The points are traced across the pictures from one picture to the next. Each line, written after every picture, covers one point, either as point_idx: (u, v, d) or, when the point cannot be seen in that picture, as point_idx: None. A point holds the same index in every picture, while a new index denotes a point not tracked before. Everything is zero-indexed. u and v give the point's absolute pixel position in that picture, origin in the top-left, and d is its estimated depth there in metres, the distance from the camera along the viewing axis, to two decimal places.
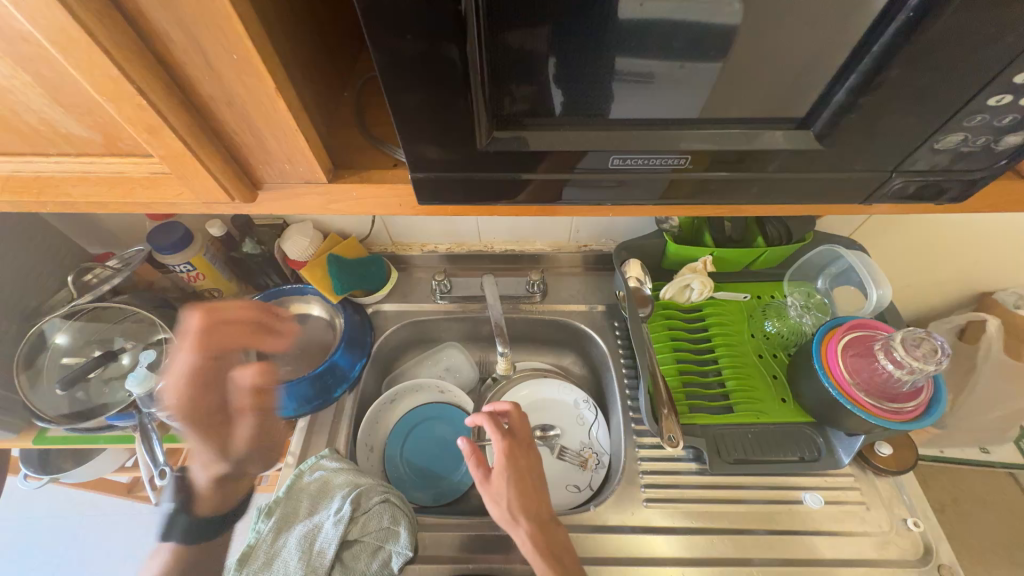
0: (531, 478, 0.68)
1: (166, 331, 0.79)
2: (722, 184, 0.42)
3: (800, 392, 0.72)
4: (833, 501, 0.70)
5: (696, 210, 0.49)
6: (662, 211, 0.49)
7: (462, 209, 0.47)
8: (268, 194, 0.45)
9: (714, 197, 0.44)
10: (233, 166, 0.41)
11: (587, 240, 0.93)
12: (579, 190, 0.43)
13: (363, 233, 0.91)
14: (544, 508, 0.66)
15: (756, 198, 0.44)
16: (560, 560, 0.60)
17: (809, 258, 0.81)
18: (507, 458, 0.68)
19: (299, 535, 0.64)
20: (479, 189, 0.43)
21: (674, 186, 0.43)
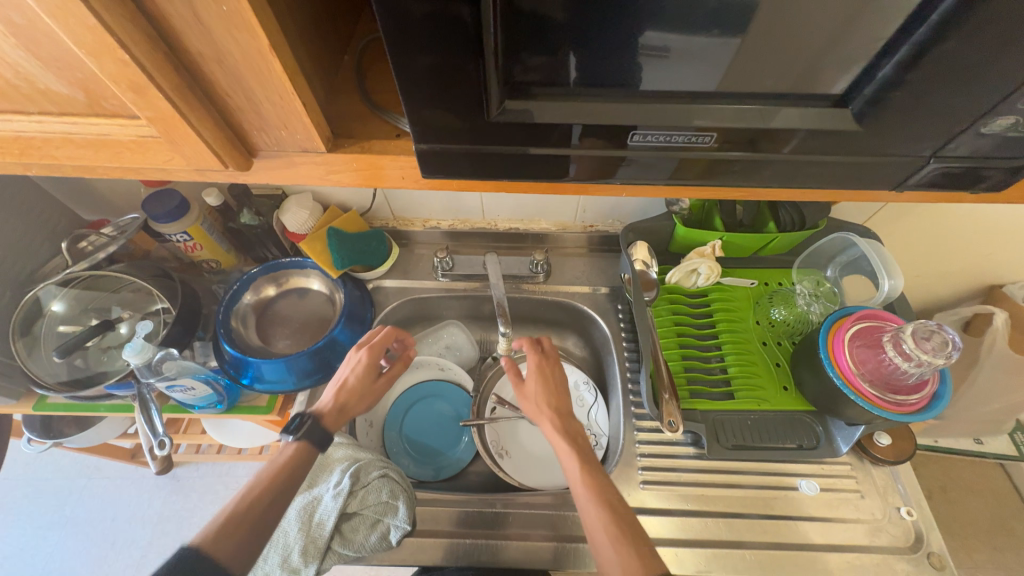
0: (559, 388, 0.75)
1: (162, 302, 0.77)
2: (742, 167, 0.40)
3: (804, 380, 0.71)
4: (828, 488, 0.71)
5: (709, 194, 0.47)
6: (675, 194, 0.47)
7: (468, 185, 0.46)
8: (264, 163, 0.43)
9: (732, 181, 0.42)
10: (225, 131, 0.39)
11: (594, 220, 0.91)
12: (591, 168, 0.41)
13: (364, 206, 0.89)
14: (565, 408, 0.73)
15: (775, 183, 0.42)
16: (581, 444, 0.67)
17: (820, 246, 0.80)
18: (541, 368, 0.75)
19: (298, 507, 0.65)
20: (486, 165, 0.41)
21: (692, 168, 0.41)
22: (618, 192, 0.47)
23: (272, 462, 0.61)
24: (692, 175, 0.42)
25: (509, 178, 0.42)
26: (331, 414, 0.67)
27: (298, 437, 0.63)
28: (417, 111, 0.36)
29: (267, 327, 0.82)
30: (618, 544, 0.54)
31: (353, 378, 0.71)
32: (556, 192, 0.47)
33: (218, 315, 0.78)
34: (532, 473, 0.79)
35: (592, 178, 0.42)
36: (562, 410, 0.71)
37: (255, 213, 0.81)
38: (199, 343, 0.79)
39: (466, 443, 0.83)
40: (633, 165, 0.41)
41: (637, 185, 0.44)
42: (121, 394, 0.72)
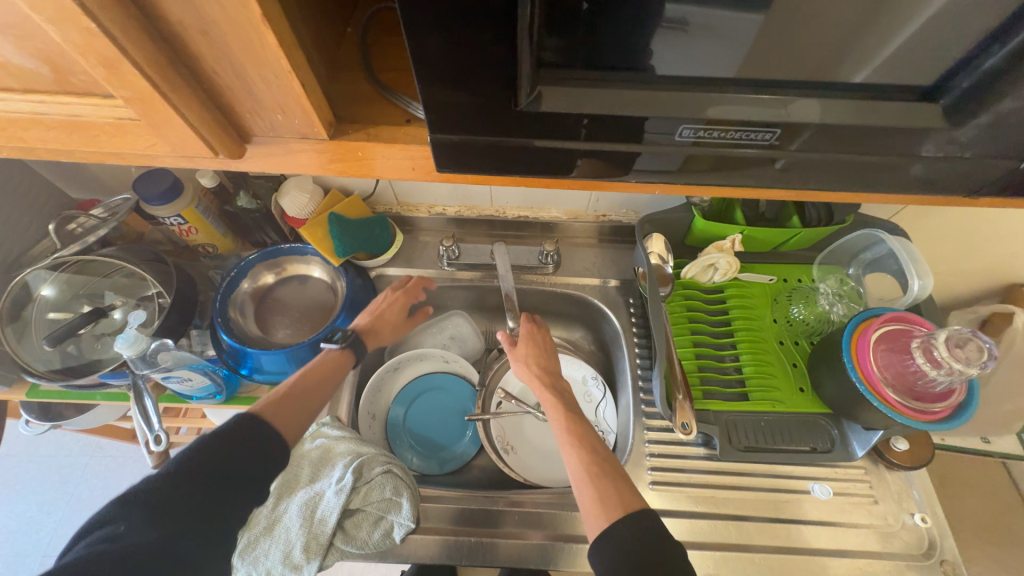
0: (550, 353, 0.76)
1: (156, 288, 0.74)
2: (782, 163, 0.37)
3: (822, 383, 0.69)
4: (841, 492, 0.69)
5: (743, 193, 0.43)
6: (707, 192, 0.43)
7: (482, 178, 0.42)
8: (259, 150, 0.39)
9: (769, 178, 0.39)
10: (215, 114, 0.35)
11: (606, 209, 0.87)
12: (616, 162, 0.38)
13: (366, 190, 0.85)
14: (555, 366, 0.75)
15: (816, 182, 0.38)
16: (563, 397, 0.69)
17: (844, 242, 0.76)
18: (532, 334, 0.77)
19: (300, 503, 0.63)
20: (505, 156, 0.37)
21: (705, 162, 0.38)
22: (645, 188, 0.43)
23: (318, 363, 0.70)
24: (717, 170, 0.38)
25: (527, 172, 0.38)
26: (369, 332, 0.76)
27: (342, 345, 0.72)
28: (427, 92, 0.32)
29: (265, 315, 0.79)
30: (594, 479, 0.56)
31: (387, 308, 0.79)
32: (577, 187, 0.43)
33: (216, 303, 0.75)
34: (537, 469, 0.78)
35: (616, 173, 0.39)
36: (548, 374, 0.73)
37: (252, 195, 0.77)
38: (195, 331, 0.76)
39: (471, 437, 0.82)
40: (662, 158, 0.37)
41: (666, 183, 0.41)
42: (116, 382, 0.70)
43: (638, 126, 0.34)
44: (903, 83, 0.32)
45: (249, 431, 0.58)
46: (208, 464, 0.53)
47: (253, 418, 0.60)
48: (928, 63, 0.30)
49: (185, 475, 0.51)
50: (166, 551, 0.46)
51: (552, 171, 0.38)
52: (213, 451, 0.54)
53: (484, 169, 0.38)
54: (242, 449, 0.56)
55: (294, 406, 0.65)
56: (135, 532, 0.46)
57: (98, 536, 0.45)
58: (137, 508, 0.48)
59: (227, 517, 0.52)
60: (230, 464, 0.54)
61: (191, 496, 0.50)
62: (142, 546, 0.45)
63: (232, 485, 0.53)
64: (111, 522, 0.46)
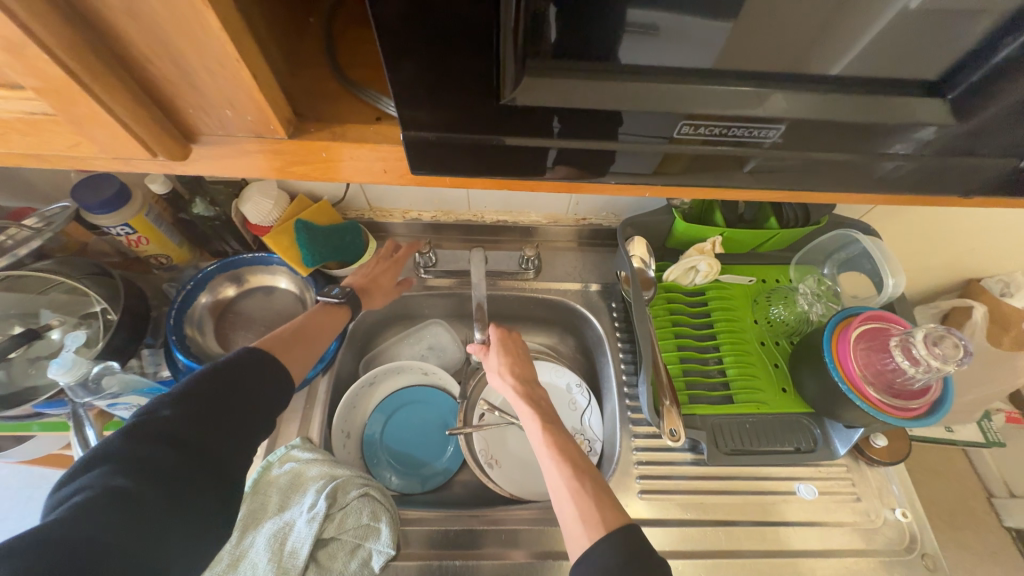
0: (524, 359, 0.73)
1: (101, 305, 0.67)
2: (770, 163, 0.36)
3: (802, 383, 0.69)
4: (825, 491, 0.69)
5: (726, 193, 0.42)
6: (690, 194, 0.42)
7: (458, 181, 0.39)
8: (206, 150, 0.35)
9: (759, 178, 0.37)
10: (148, 107, 0.31)
11: (586, 213, 0.86)
12: (602, 164, 0.35)
13: (336, 196, 0.80)
14: (530, 372, 0.72)
15: (804, 183, 0.38)
16: (540, 406, 0.67)
17: (819, 243, 0.77)
18: (506, 340, 0.74)
19: (267, 535, 0.58)
20: (485, 158, 0.34)
21: (683, 161, 0.36)
22: (629, 189, 0.41)
23: (315, 313, 0.70)
24: (697, 172, 0.37)
25: (509, 173, 0.36)
26: (366, 292, 0.76)
27: (341, 300, 0.71)
28: (397, 82, 0.29)
29: (226, 331, 0.74)
30: (577, 496, 0.54)
31: (381, 273, 0.78)
32: (557, 189, 0.41)
33: (169, 319, 0.69)
34: (522, 482, 0.75)
35: (587, 175, 0.36)
36: (528, 384, 0.69)
37: (209, 202, 0.72)
38: (147, 350, 0.70)
39: (453, 452, 0.78)
40: (654, 158, 0.35)
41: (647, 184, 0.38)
42: (54, 411, 0.63)
43: (619, 121, 0.32)
44: (894, 78, 0.31)
45: (253, 369, 0.58)
46: (212, 408, 0.52)
47: (255, 355, 0.59)
48: (923, 60, 0.30)
49: (191, 418, 0.51)
50: (175, 488, 0.47)
51: (530, 173, 0.36)
52: (215, 390, 0.54)
53: (461, 171, 0.35)
54: (245, 390, 0.56)
55: (293, 347, 0.64)
56: (142, 469, 0.46)
57: (102, 471, 0.45)
58: (140, 447, 0.47)
59: (232, 458, 0.52)
60: (233, 405, 0.54)
61: (197, 438, 0.50)
62: (154, 482, 0.46)
63: (235, 426, 0.53)
64: (115, 458, 0.46)
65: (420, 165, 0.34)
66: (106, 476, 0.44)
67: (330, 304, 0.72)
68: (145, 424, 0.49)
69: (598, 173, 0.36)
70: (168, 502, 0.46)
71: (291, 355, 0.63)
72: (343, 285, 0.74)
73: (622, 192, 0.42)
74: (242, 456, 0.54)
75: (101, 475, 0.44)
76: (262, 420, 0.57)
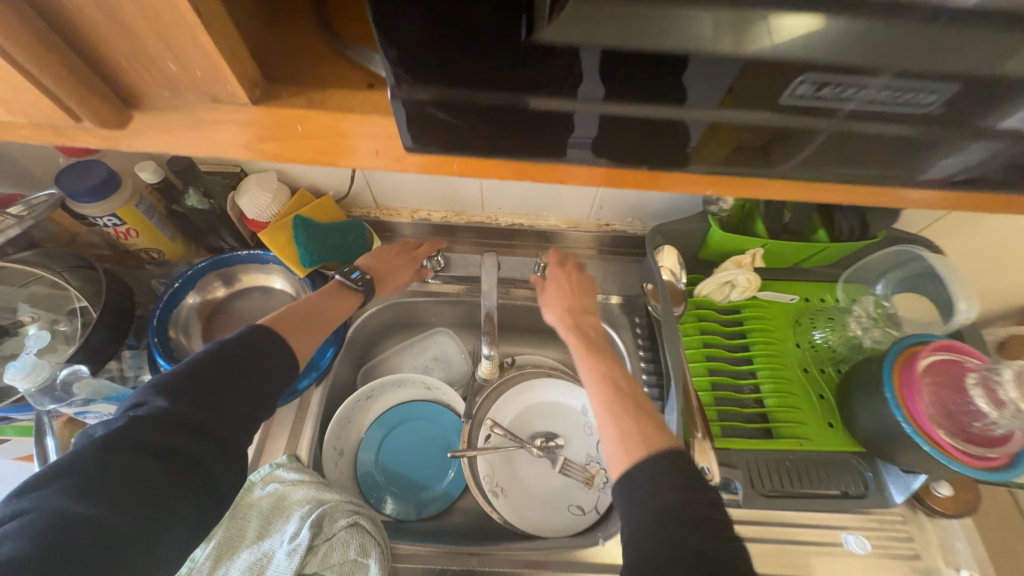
0: (581, 288, 0.71)
1: (82, 302, 0.63)
2: (838, 151, 0.29)
3: (856, 418, 0.60)
4: (879, 546, 0.60)
5: (818, 187, 0.32)
6: (766, 187, 0.32)
7: (470, 165, 0.31)
8: (159, 119, 0.29)
9: (828, 169, 0.30)
10: (65, 54, 0.25)
11: (610, 218, 0.78)
12: (636, 146, 0.29)
13: (340, 191, 0.74)
14: (582, 301, 0.70)
15: (881, 181, 0.30)
16: (586, 333, 0.65)
17: (873, 260, 0.69)
18: (557, 277, 0.71)
19: (244, 566, 0.52)
20: (496, 130, 0.28)
21: (733, 146, 0.29)
22: (692, 183, 0.32)
23: (327, 294, 0.64)
24: (755, 160, 0.30)
25: (523, 153, 0.29)
26: (383, 280, 0.70)
27: (358, 287, 0.66)
28: (388, 18, 0.23)
29: (215, 333, 0.69)
30: (617, 417, 0.53)
31: (398, 265, 0.73)
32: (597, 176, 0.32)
33: (152, 319, 0.63)
34: (529, 514, 0.67)
35: (654, 165, 0.30)
36: (580, 315, 0.68)
37: (204, 193, 0.66)
38: (129, 352, 0.65)
39: (455, 475, 0.71)
40: (699, 135, 0.28)
41: (703, 172, 0.31)
42: (22, 416, 0.58)
43: (676, 75, 0.26)
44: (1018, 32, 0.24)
45: (253, 360, 0.50)
46: (202, 412, 0.45)
47: (258, 340, 0.51)
48: None
49: (176, 422, 0.43)
50: (154, 512, 0.39)
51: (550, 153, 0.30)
52: (208, 387, 0.46)
53: (468, 150, 0.29)
54: (242, 388, 0.48)
55: (303, 332, 0.57)
56: (113, 488, 0.39)
57: (65, 490, 0.37)
58: (113, 461, 0.40)
59: (223, 468, 0.45)
60: (227, 407, 0.46)
61: (183, 448, 0.42)
62: (128, 505, 0.39)
63: (229, 432, 0.46)
64: (81, 475, 0.38)
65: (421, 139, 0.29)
66: (70, 498, 0.37)
67: (346, 288, 0.66)
68: (121, 431, 0.41)
69: (685, 161, 0.30)
70: (145, 530, 0.39)
71: (300, 338, 0.57)
72: (361, 267, 0.69)
73: (677, 186, 0.32)
74: (234, 467, 0.46)
75: (63, 497, 0.37)
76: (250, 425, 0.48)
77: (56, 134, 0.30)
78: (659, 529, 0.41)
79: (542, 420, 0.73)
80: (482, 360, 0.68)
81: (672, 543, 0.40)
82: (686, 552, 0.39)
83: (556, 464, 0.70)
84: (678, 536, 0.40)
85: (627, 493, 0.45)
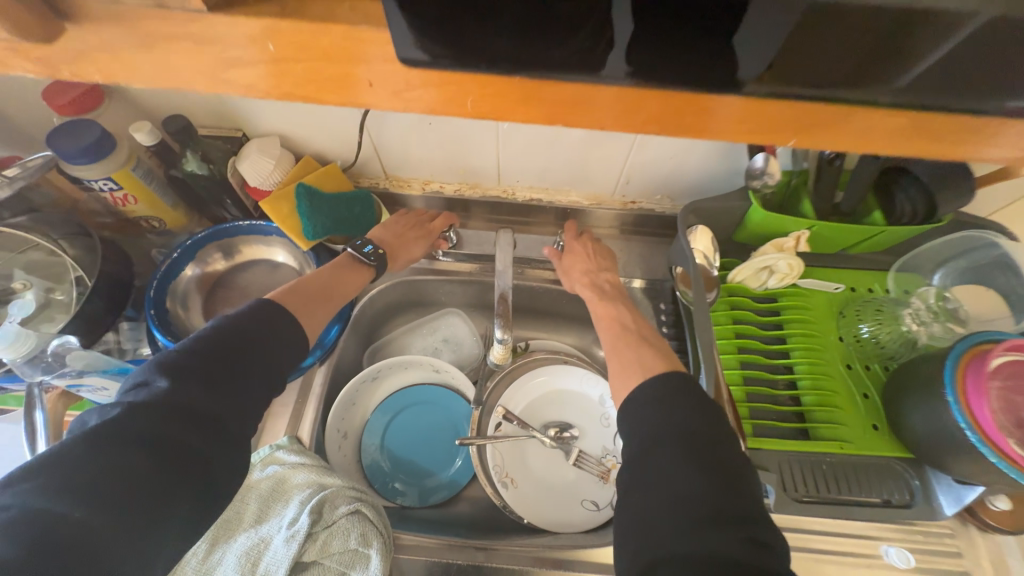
0: (601, 256, 0.69)
1: (78, 272, 0.60)
2: (932, 71, 0.24)
3: (911, 423, 0.52)
4: (923, 560, 0.55)
5: (898, 130, 0.27)
6: (844, 119, 0.26)
7: (486, 98, 0.27)
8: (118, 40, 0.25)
9: (913, 93, 0.25)
10: None
11: (636, 194, 0.72)
12: (683, 55, 0.25)
13: (347, 159, 0.69)
14: (602, 269, 0.68)
15: (978, 101, 0.25)
16: (601, 289, 0.66)
17: (935, 246, 0.62)
18: (573, 246, 0.70)
19: (239, 551, 0.49)
20: (531, 16, 0.24)
21: (804, 63, 0.25)
22: (745, 116, 0.27)
23: (340, 268, 0.61)
24: (834, 81, 0.25)
25: (556, 64, 0.25)
26: (396, 254, 0.67)
27: (370, 261, 0.63)
28: None
29: (215, 307, 0.66)
30: (621, 349, 0.56)
31: (413, 238, 0.69)
32: (641, 105, 0.27)
33: (149, 291, 0.60)
34: (540, 507, 0.63)
35: (704, 90, 0.26)
36: (598, 276, 0.67)
37: (202, 157, 0.61)
38: (128, 324, 0.63)
39: (462, 464, 0.68)
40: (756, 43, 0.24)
41: (764, 96, 0.26)
42: (17, 386, 0.56)
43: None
44: None
45: (261, 342, 0.45)
46: (205, 399, 0.40)
47: (265, 321, 0.47)
48: None
49: (175, 411, 0.38)
50: (149, 512, 0.35)
51: (586, 68, 0.25)
52: (210, 373, 0.41)
53: (491, 67, 0.25)
54: (248, 373, 0.43)
55: (315, 304, 0.55)
56: (103, 486, 0.34)
57: (48, 488, 0.33)
58: (104, 454, 0.35)
59: (227, 461, 0.40)
60: (232, 394, 0.42)
61: (183, 440, 0.38)
62: (120, 505, 0.34)
63: (234, 421, 0.41)
64: (66, 470, 0.34)
65: (432, 48, 0.24)
66: (54, 497, 0.33)
67: (357, 262, 0.63)
68: (114, 420, 0.37)
69: (737, 83, 0.25)
70: (139, 533, 0.34)
71: (311, 316, 0.53)
72: (375, 241, 0.65)
73: (742, 125, 0.27)
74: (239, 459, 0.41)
75: (46, 495, 0.33)
76: (260, 413, 0.44)
77: (8, 61, 0.26)
78: (649, 455, 0.42)
79: (556, 409, 0.69)
80: (494, 344, 0.64)
81: (661, 471, 0.40)
82: (674, 487, 0.39)
83: (569, 456, 0.66)
84: (667, 467, 0.40)
85: (628, 418, 0.46)
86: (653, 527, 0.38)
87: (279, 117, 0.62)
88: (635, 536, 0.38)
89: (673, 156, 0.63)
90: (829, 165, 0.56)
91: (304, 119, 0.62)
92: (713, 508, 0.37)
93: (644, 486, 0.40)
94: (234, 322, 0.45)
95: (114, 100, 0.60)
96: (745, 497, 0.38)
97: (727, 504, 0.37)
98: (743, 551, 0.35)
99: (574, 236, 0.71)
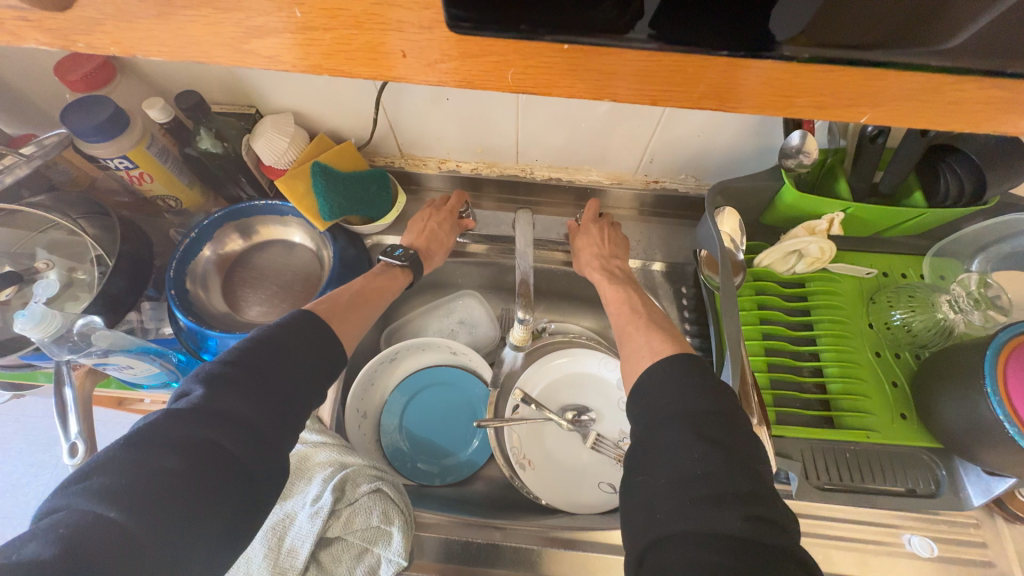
0: (616, 240, 0.67)
1: (97, 251, 0.60)
2: (998, 38, 0.24)
3: (942, 412, 0.50)
4: (944, 550, 0.54)
5: (965, 101, 0.24)
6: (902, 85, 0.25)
7: (528, 71, 0.25)
8: (153, 9, 0.25)
9: (964, 56, 0.24)
10: None
11: (660, 173, 0.69)
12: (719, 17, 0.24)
13: (362, 137, 0.68)
14: (620, 253, 0.67)
15: None
16: (614, 274, 0.64)
17: (975, 230, 0.60)
18: (592, 226, 0.68)
19: (267, 528, 0.50)
20: None
21: (847, 25, 0.24)
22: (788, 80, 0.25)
23: (375, 276, 0.61)
24: (883, 40, 0.24)
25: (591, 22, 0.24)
26: (428, 255, 0.66)
27: (403, 263, 0.62)
28: None
29: (235, 288, 0.66)
30: (640, 330, 0.55)
31: (437, 228, 0.68)
32: (694, 75, 0.25)
33: (169, 272, 0.61)
34: (556, 488, 0.64)
35: (746, 54, 0.25)
36: (608, 262, 0.65)
37: (217, 136, 0.59)
38: (149, 303, 0.64)
39: (479, 444, 0.69)
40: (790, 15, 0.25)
41: (809, 61, 0.25)
42: (45, 364, 0.58)
43: None
44: None
45: (300, 352, 0.45)
46: (244, 406, 0.40)
47: (300, 327, 0.47)
48: None
49: (214, 416, 0.38)
50: (184, 517, 0.34)
51: (615, 33, 0.24)
52: (248, 377, 0.41)
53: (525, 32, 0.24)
54: (279, 377, 0.43)
55: (346, 309, 0.54)
56: (142, 488, 0.34)
57: (93, 489, 0.33)
58: (146, 459, 0.35)
59: (264, 466, 0.40)
60: (269, 403, 0.41)
61: (219, 445, 0.38)
62: (157, 507, 0.34)
63: (266, 424, 0.41)
64: (109, 474, 0.34)
65: (460, 10, 0.24)
66: (97, 498, 0.33)
67: (391, 267, 0.63)
68: (155, 425, 0.37)
69: (774, 45, 0.24)
70: (175, 539, 0.34)
71: (327, 305, 0.53)
72: (405, 246, 0.65)
73: (807, 94, 0.25)
74: (276, 467, 0.41)
75: (90, 496, 0.33)
76: (300, 408, 0.44)
77: (35, 30, 0.25)
78: (656, 429, 0.41)
79: (573, 391, 0.69)
80: (515, 326, 0.63)
81: (664, 441, 0.40)
82: (671, 458, 0.38)
83: (586, 439, 0.66)
84: (670, 437, 0.39)
85: (638, 393, 0.45)
86: (652, 498, 0.37)
87: (293, 93, 0.60)
88: (638, 510, 0.38)
89: (701, 134, 0.60)
90: (870, 144, 0.52)
91: (317, 95, 0.60)
92: (709, 477, 0.36)
93: (649, 459, 0.40)
94: (276, 332, 0.45)
95: (127, 75, 0.59)
96: (751, 471, 0.37)
97: (735, 481, 0.36)
98: (732, 520, 0.34)
99: (592, 214, 0.70)
